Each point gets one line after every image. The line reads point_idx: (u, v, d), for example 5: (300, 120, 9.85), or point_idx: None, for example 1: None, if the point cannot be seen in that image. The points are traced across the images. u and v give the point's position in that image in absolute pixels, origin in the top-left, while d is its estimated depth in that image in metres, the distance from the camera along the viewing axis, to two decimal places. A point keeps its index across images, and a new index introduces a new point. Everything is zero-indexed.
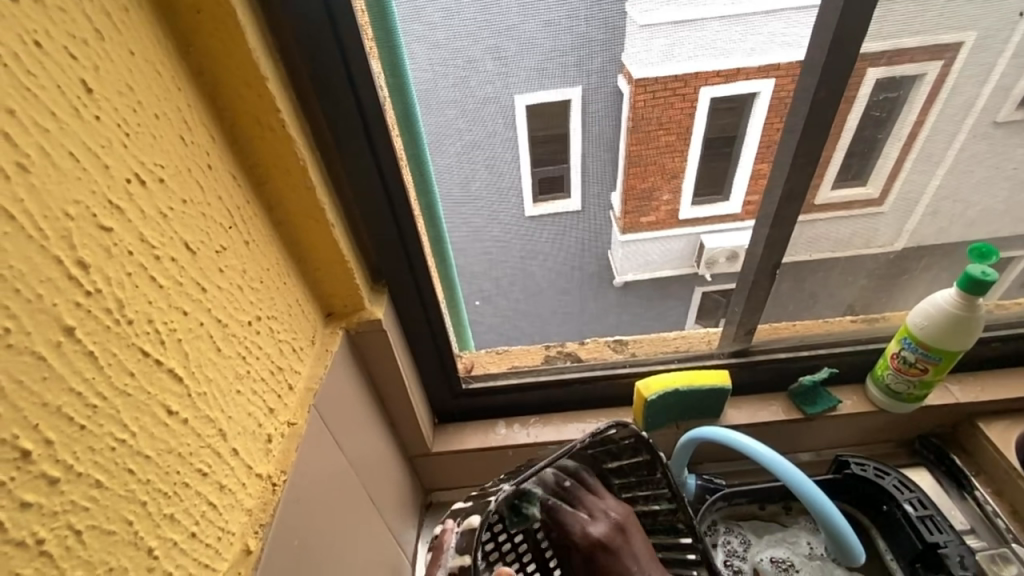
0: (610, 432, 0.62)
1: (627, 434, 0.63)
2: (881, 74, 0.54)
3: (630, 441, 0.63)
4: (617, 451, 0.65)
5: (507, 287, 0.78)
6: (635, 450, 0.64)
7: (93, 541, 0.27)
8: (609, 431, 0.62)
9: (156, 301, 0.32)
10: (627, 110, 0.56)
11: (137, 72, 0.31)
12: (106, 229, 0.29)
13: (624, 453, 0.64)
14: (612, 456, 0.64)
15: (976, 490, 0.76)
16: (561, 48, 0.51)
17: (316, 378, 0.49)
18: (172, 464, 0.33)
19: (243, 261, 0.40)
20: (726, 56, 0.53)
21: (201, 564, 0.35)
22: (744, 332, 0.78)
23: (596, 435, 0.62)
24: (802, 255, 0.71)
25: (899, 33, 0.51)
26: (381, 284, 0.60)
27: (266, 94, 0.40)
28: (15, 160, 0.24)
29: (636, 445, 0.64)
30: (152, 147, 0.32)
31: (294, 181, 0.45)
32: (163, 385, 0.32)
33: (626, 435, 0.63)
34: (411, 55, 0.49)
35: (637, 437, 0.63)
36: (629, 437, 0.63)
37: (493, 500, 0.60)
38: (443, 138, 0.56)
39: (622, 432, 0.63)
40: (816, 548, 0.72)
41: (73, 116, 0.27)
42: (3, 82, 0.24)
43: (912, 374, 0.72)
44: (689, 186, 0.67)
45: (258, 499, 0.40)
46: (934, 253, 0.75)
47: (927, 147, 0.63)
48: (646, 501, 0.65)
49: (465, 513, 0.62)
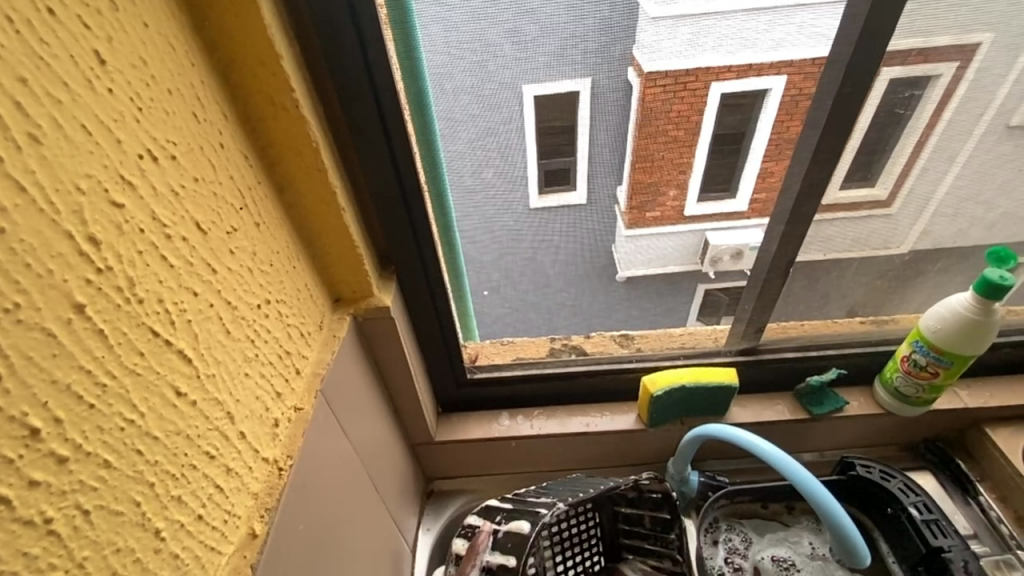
0: (642, 482, 0.68)
1: (658, 489, 0.68)
2: (899, 73, 0.53)
3: (656, 494, 0.68)
4: (637, 500, 0.70)
5: (518, 277, 0.77)
6: (657, 505, 0.69)
7: (101, 522, 0.27)
8: (643, 481, 0.67)
9: (166, 280, 0.31)
10: (636, 104, 0.55)
11: (152, 46, 0.31)
12: (117, 205, 0.28)
13: (646, 504, 0.69)
14: (629, 502, 0.70)
15: (979, 495, 0.76)
16: (582, 33, 0.50)
17: (323, 363, 0.48)
18: (180, 446, 0.32)
19: (253, 243, 0.40)
20: (752, 48, 0.52)
21: (207, 547, 0.34)
22: (753, 330, 0.77)
23: (631, 482, 0.68)
24: (816, 254, 0.71)
25: (924, 31, 0.50)
26: (389, 270, 0.59)
27: (281, 73, 0.39)
28: (26, 131, 0.23)
29: (659, 500, 0.69)
30: (165, 123, 0.31)
31: (307, 164, 0.44)
32: (173, 366, 0.32)
33: (654, 489, 0.68)
34: (426, 35, 0.48)
35: (664, 495, 0.68)
36: (656, 492, 0.68)
37: (549, 513, 0.62)
38: (457, 124, 0.55)
39: (654, 484, 0.68)
40: (818, 548, 0.72)
41: (86, 88, 0.26)
42: (15, 48, 0.23)
43: (922, 378, 0.72)
44: (695, 183, 0.65)
45: (265, 483, 0.40)
46: (951, 257, 0.75)
47: (945, 146, 0.62)
48: (653, 556, 0.71)
49: (505, 514, 0.63)
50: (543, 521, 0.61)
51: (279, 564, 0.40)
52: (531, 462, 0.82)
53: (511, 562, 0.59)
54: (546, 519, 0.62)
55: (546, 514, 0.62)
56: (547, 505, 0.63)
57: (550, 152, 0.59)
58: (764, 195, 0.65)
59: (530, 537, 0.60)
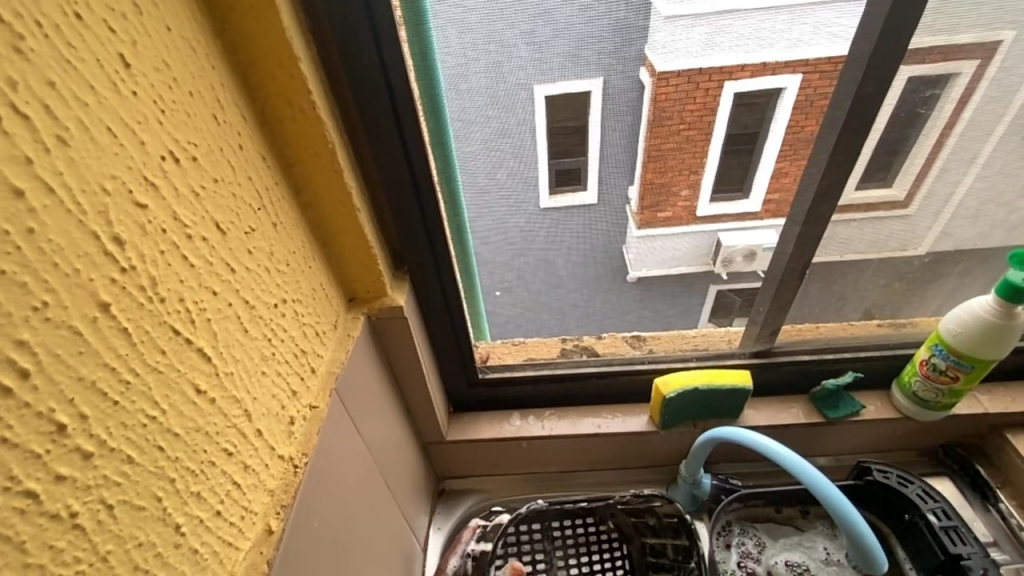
0: (656, 504, 0.71)
1: (673, 513, 0.71)
2: (919, 72, 0.52)
3: (673, 518, 0.71)
4: (657, 528, 0.72)
5: (530, 278, 0.76)
6: (676, 532, 0.71)
7: (124, 516, 0.28)
8: (655, 502, 0.71)
9: (187, 280, 0.32)
10: (648, 103, 0.55)
11: (175, 50, 0.31)
12: (141, 206, 0.29)
13: (666, 531, 0.71)
14: (652, 530, 0.72)
15: (999, 502, 0.74)
16: (597, 34, 0.50)
17: (338, 362, 0.49)
18: (200, 443, 0.33)
19: (270, 243, 0.40)
20: (769, 48, 0.51)
21: (225, 542, 0.35)
22: (767, 333, 0.77)
23: (645, 500, 0.71)
24: (833, 255, 0.70)
25: (945, 30, 0.50)
26: (402, 270, 0.59)
27: (299, 75, 0.39)
28: (54, 134, 0.24)
29: (677, 525, 0.70)
30: (187, 125, 0.32)
31: (323, 164, 0.44)
32: (193, 364, 0.32)
33: (668, 511, 0.71)
34: (441, 36, 0.48)
35: (680, 518, 0.70)
36: (673, 516, 0.71)
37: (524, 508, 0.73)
38: (470, 125, 0.55)
39: (668, 507, 0.71)
40: (833, 553, 0.71)
41: (111, 91, 0.27)
42: (45, 54, 0.24)
43: (941, 382, 0.71)
44: (709, 182, 0.64)
45: (281, 480, 0.41)
46: (971, 259, 0.73)
47: (965, 146, 0.61)
48: None
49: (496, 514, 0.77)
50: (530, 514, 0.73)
51: (294, 560, 0.40)
52: (541, 463, 0.82)
53: (487, 547, 0.71)
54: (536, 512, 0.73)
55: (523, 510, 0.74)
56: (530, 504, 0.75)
57: (563, 152, 0.58)
58: (779, 196, 0.64)
59: (517, 526, 0.73)
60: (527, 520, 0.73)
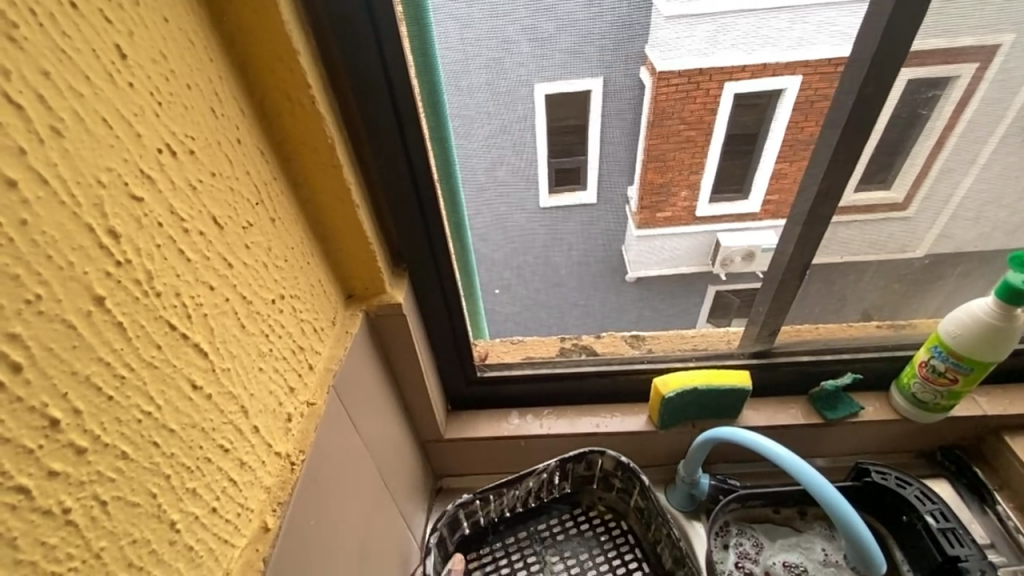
0: (595, 459, 0.73)
1: (613, 465, 0.73)
2: (915, 75, 0.52)
3: (621, 472, 0.72)
4: (624, 486, 0.73)
5: (529, 277, 0.76)
6: (628, 483, 0.73)
7: (118, 512, 0.27)
8: (594, 458, 0.73)
9: (184, 275, 0.31)
10: (649, 103, 0.55)
11: (173, 42, 0.31)
12: (137, 199, 0.28)
13: (633, 489, 0.72)
14: (623, 490, 0.74)
15: (997, 504, 0.74)
16: (600, 31, 0.50)
17: (336, 359, 0.48)
18: (195, 439, 0.32)
19: (268, 239, 0.40)
20: (773, 47, 0.51)
21: (220, 539, 0.35)
22: (767, 333, 0.76)
23: (582, 454, 0.73)
24: (834, 257, 0.69)
25: (950, 30, 0.49)
26: (401, 267, 0.59)
27: (298, 69, 0.39)
28: (49, 124, 0.24)
29: (626, 478, 0.72)
30: (184, 118, 0.31)
31: (322, 159, 0.44)
32: (189, 360, 0.32)
33: (608, 466, 0.73)
34: (442, 32, 0.48)
35: (620, 469, 0.72)
36: (612, 469, 0.73)
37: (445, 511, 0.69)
38: (471, 122, 0.55)
39: (608, 462, 0.73)
40: (831, 554, 0.71)
41: (108, 82, 0.26)
42: (40, 42, 0.23)
43: (940, 384, 0.70)
44: (708, 183, 0.64)
45: (278, 477, 0.40)
46: (972, 261, 0.73)
47: (967, 148, 0.60)
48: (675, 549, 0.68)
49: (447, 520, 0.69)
50: (507, 521, 0.74)
51: (290, 558, 0.40)
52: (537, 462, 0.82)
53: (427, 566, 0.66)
54: (507, 517, 0.74)
55: (459, 512, 0.70)
56: (471, 513, 0.72)
57: (563, 151, 0.58)
58: (778, 197, 0.64)
59: (502, 539, 0.73)
60: (510, 531, 0.74)
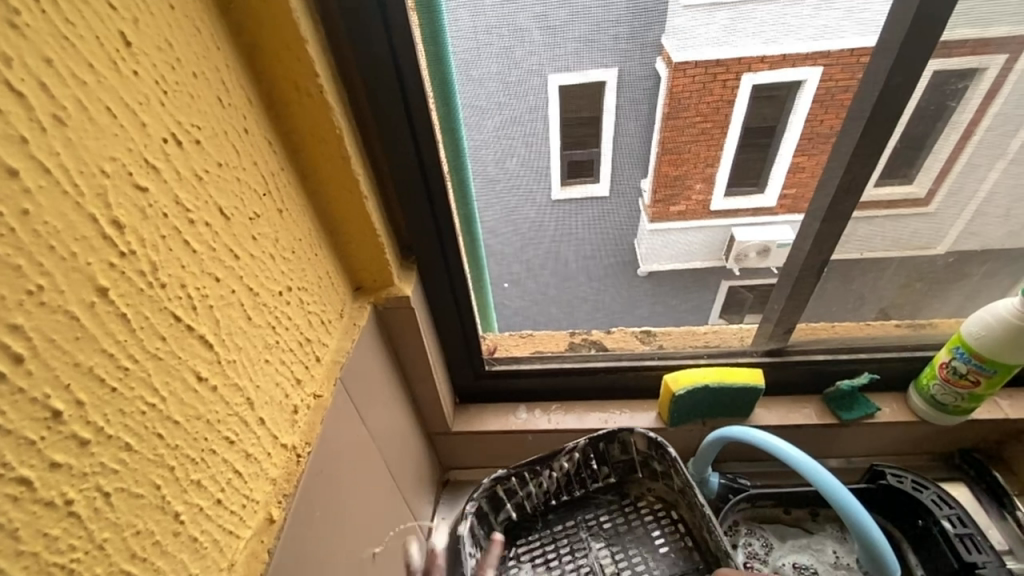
0: (628, 437, 0.68)
1: (646, 444, 0.67)
2: (941, 66, 0.50)
3: (655, 451, 0.67)
4: (665, 469, 0.68)
5: (540, 270, 0.77)
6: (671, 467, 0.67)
7: (122, 504, 0.27)
8: (626, 436, 0.68)
9: (189, 266, 0.31)
10: (664, 95, 0.53)
11: (179, 29, 0.30)
12: (142, 189, 0.28)
13: (674, 474, 0.66)
14: (666, 475, 0.68)
15: (1017, 509, 0.71)
16: (615, 18, 0.48)
17: (343, 351, 0.48)
18: (200, 430, 0.32)
19: (275, 230, 0.39)
20: (793, 36, 0.50)
21: (225, 530, 0.35)
22: (782, 330, 0.74)
23: (611, 432, 0.68)
24: (853, 253, 0.67)
25: (983, 19, 0.47)
26: (410, 259, 0.58)
27: (305, 58, 0.38)
28: (51, 113, 0.23)
29: (660, 457, 0.67)
30: (190, 108, 0.31)
31: (330, 149, 0.43)
32: (194, 352, 0.32)
33: (640, 442, 0.67)
34: (454, 20, 0.47)
35: (654, 449, 0.67)
36: (643, 447, 0.68)
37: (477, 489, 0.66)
38: (481, 113, 0.54)
39: (637, 437, 0.67)
40: (843, 557, 0.69)
41: (112, 71, 0.26)
42: (41, 28, 0.23)
43: (961, 386, 0.68)
44: (723, 178, 0.64)
45: (283, 469, 0.40)
46: (998, 259, 0.71)
47: (997, 142, 0.58)
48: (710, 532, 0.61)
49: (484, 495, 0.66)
50: (556, 510, 0.70)
51: (294, 549, 0.40)
52: None
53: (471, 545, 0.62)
54: (556, 505, 0.70)
55: (499, 492, 0.67)
56: (514, 495, 0.68)
57: (574, 143, 0.57)
58: (794, 191, 0.62)
59: (551, 527, 0.69)
60: (558, 520, 0.70)
